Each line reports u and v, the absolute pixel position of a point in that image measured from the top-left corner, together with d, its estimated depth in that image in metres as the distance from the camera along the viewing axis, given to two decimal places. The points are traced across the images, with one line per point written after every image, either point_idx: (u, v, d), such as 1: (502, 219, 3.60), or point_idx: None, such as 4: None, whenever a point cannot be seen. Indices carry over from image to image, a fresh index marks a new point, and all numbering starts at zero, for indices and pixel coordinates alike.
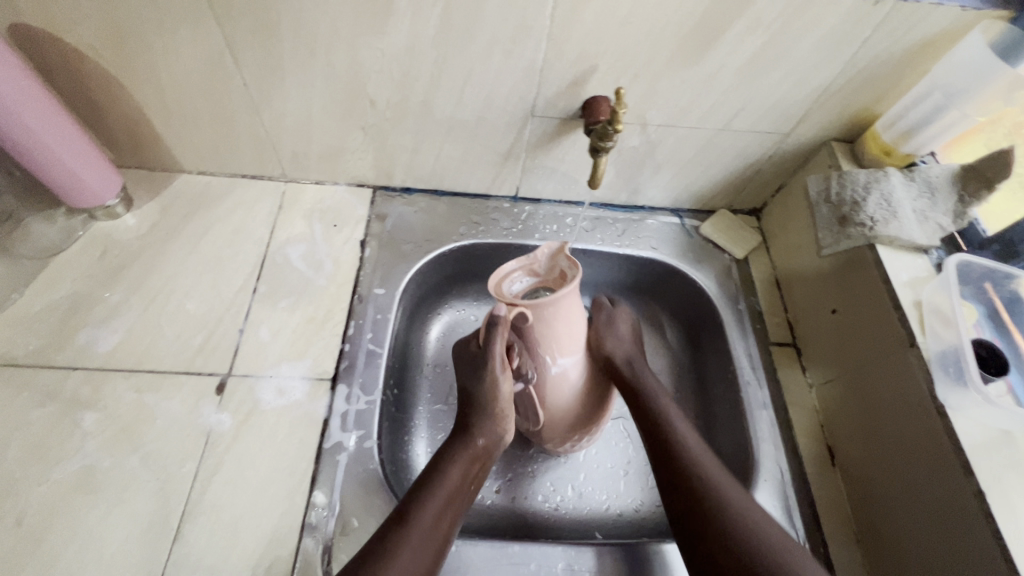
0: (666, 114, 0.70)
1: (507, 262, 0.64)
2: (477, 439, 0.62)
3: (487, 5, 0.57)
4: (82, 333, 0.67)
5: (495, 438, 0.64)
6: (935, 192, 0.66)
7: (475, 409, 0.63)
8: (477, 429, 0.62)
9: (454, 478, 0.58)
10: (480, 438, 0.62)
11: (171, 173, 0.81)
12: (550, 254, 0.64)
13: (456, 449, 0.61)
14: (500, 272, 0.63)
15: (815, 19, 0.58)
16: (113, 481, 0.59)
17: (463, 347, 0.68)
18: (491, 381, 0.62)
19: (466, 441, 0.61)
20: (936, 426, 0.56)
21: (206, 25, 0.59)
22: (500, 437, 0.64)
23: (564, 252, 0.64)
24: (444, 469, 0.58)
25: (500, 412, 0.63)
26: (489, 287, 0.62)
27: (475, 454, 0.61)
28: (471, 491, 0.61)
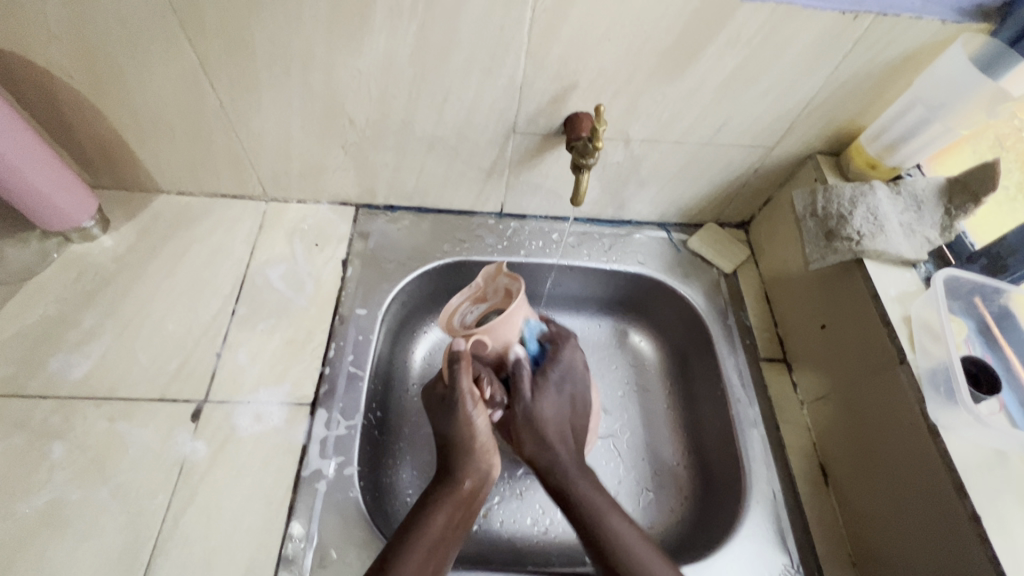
0: (649, 129, 0.69)
1: (453, 297, 0.68)
2: (463, 482, 0.62)
3: (463, 23, 0.56)
4: (54, 359, 0.66)
5: (482, 476, 0.63)
6: (921, 205, 0.66)
7: (456, 451, 0.63)
8: (461, 470, 0.62)
9: (439, 525, 0.57)
10: (466, 480, 0.62)
11: (149, 193, 0.80)
12: (490, 278, 0.69)
13: (442, 493, 0.61)
14: (449, 308, 0.67)
15: (795, 34, 0.58)
16: (82, 514, 0.57)
17: (430, 391, 0.66)
18: (465, 418, 0.62)
19: (451, 485, 0.61)
20: (929, 448, 0.55)
21: (179, 46, 0.58)
22: (487, 472, 0.64)
23: (502, 272, 0.69)
24: (428, 517, 0.58)
25: (482, 448, 0.63)
26: (441, 326, 0.67)
27: (463, 498, 0.61)
28: (459, 535, 0.60)
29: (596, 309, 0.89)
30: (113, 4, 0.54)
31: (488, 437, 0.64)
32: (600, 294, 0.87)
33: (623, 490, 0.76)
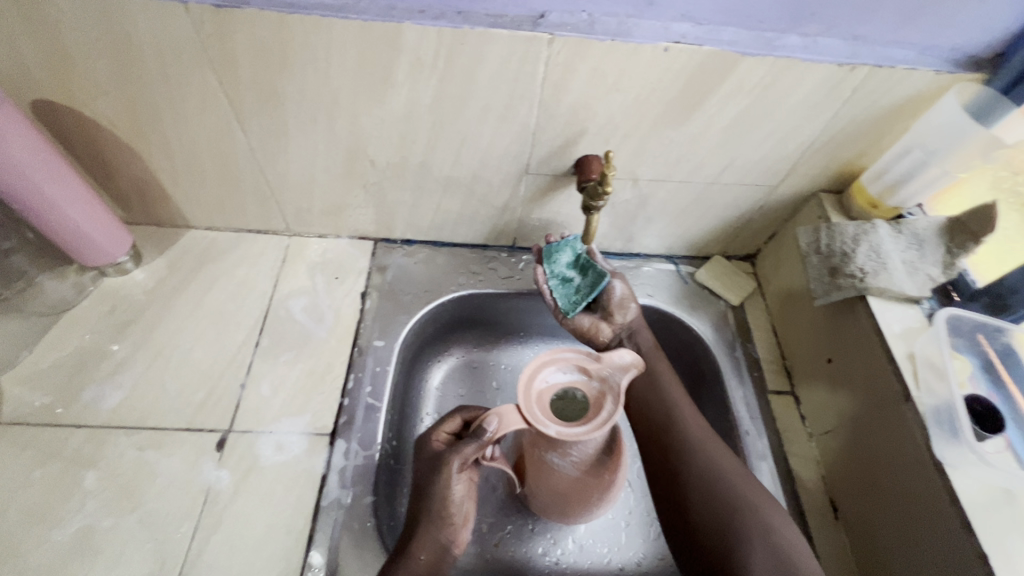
0: (656, 170, 0.72)
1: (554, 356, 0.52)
2: (419, 554, 0.57)
3: (480, 76, 0.60)
4: (88, 389, 0.69)
5: (441, 550, 0.58)
6: (923, 244, 0.67)
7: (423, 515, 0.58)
8: (419, 541, 0.57)
9: None
10: (422, 553, 0.57)
11: (179, 228, 0.84)
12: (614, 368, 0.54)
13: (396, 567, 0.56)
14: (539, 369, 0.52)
15: (795, 84, 0.60)
16: (112, 541, 0.59)
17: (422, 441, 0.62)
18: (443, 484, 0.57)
19: (404, 561, 0.56)
20: (935, 484, 0.56)
21: (215, 97, 0.62)
22: (448, 547, 0.58)
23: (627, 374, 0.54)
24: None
25: (449, 520, 0.58)
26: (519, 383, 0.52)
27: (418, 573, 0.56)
28: None
29: None
30: (158, 61, 0.58)
31: (459, 509, 0.58)
32: None
33: (633, 522, 0.78)
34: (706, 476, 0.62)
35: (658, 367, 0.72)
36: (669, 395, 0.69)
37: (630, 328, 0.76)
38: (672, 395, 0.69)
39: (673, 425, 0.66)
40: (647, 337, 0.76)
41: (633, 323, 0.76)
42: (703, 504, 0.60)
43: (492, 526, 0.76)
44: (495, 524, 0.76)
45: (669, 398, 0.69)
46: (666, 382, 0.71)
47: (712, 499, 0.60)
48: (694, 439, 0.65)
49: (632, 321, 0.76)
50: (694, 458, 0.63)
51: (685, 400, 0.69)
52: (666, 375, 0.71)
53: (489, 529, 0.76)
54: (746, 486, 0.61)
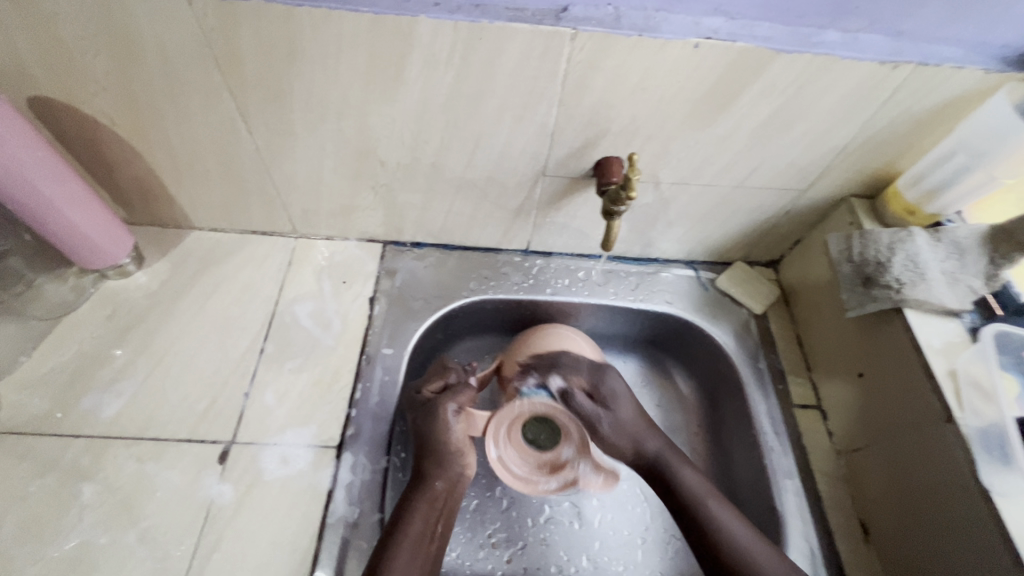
0: (679, 173, 0.69)
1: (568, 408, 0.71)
2: (433, 482, 0.63)
3: (497, 73, 0.57)
4: (87, 397, 0.66)
5: (453, 478, 0.64)
6: (964, 253, 0.63)
7: (428, 453, 0.64)
8: (431, 472, 0.63)
9: (416, 528, 0.59)
10: (436, 481, 0.63)
11: (182, 229, 0.81)
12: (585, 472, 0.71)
13: (413, 496, 0.62)
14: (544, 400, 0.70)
15: (833, 83, 0.57)
16: (108, 559, 0.57)
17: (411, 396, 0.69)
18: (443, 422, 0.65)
19: (421, 487, 0.62)
20: (981, 513, 0.52)
21: (219, 94, 0.60)
22: (461, 473, 0.65)
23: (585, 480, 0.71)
24: (407, 520, 0.59)
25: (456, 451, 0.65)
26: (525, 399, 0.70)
27: (433, 497, 0.62)
28: (441, 533, 0.61)
29: (619, 348, 0.87)
30: (159, 57, 0.56)
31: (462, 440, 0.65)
32: (626, 331, 0.86)
33: (650, 538, 0.75)
34: (713, 539, 0.61)
35: (652, 440, 0.68)
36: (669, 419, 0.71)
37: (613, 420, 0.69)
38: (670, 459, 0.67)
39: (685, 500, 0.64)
40: (635, 420, 0.69)
41: (626, 423, 0.69)
42: (713, 573, 0.60)
43: (504, 542, 0.73)
44: (507, 540, 0.73)
45: (669, 466, 0.66)
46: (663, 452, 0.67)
47: (720, 566, 0.60)
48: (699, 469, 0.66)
49: (625, 422, 0.69)
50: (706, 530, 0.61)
51: (688, 467, 0.66)
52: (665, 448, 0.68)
53: (500, 544, 0.73)
54: (762, 555, 0.59)
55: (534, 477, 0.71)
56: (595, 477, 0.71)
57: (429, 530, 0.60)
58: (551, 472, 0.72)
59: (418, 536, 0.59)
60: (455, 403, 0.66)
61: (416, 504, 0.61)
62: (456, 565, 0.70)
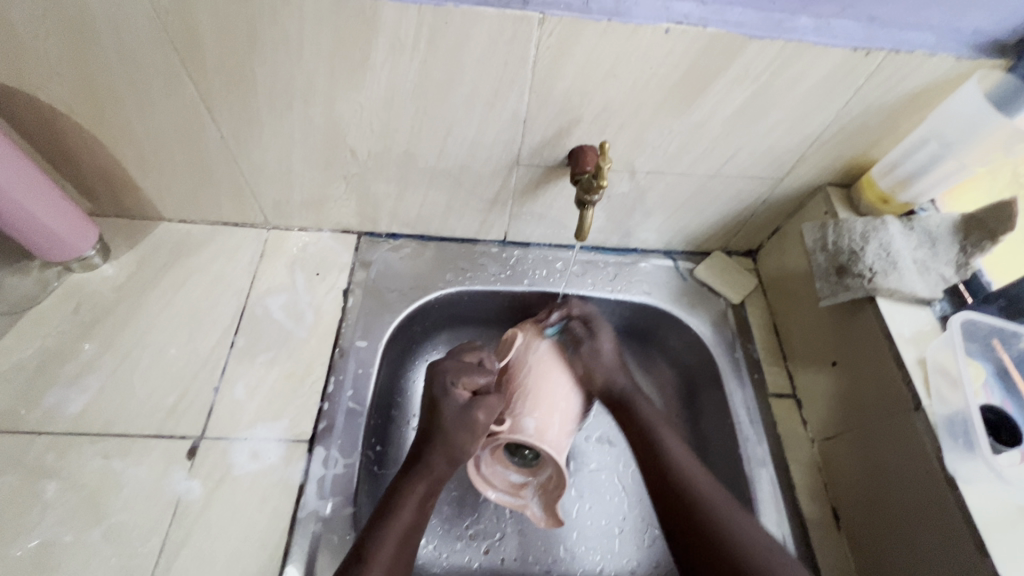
0: (654, 162, 0.68)
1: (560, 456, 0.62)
2: (436, 466, 0.62)
3: (466, 59, 0.55)
4: (51, 393, 0.65)
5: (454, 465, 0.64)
6: (936, 242, 0.64)
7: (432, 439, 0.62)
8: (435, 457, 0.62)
9: (409, 516, 0.59)
10: (439, 465, 0.62)
11: (150, 221, 0.79)
12: (535, 507, 0.66)
13: (413, 481, 0.61)
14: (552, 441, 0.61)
15: (806, 70, 0.56)
16: (72, 557, 0.56)
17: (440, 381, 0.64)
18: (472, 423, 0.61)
19: (422, 470, 0.62)
20: (947, 500, 0.53)
21: (180, 80, 0.58)
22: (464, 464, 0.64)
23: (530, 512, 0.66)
24: (401, 504, 0.59)
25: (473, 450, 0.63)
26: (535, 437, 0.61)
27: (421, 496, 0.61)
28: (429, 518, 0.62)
29: None
30: (116, 41, 0.54)
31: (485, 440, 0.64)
32: None
33: (626, 527, 0.75)
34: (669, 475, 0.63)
35: (621, 376, 0.70)
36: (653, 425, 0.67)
37: (593, 350, 0.70)
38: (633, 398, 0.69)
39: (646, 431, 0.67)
40: (612, 357, 0.71)
41: (603, 359, 0.70)
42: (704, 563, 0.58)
43: (480, 533, 0.73)
44: (484, 531, 0.73)
45: (634, 403, 0.69)
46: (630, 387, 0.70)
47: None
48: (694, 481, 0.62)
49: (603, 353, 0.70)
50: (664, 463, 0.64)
51: (648, 405, 0.69)
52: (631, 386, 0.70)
53: (477, 536, 0.73)
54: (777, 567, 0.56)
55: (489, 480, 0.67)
56: (537, 504, 0.66)
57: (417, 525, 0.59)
58: (511, 484, 0.67)
59: (409, 528, 0.58)
60: (486, 410, 0.61)
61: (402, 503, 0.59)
62: (433, 557, 0.70)
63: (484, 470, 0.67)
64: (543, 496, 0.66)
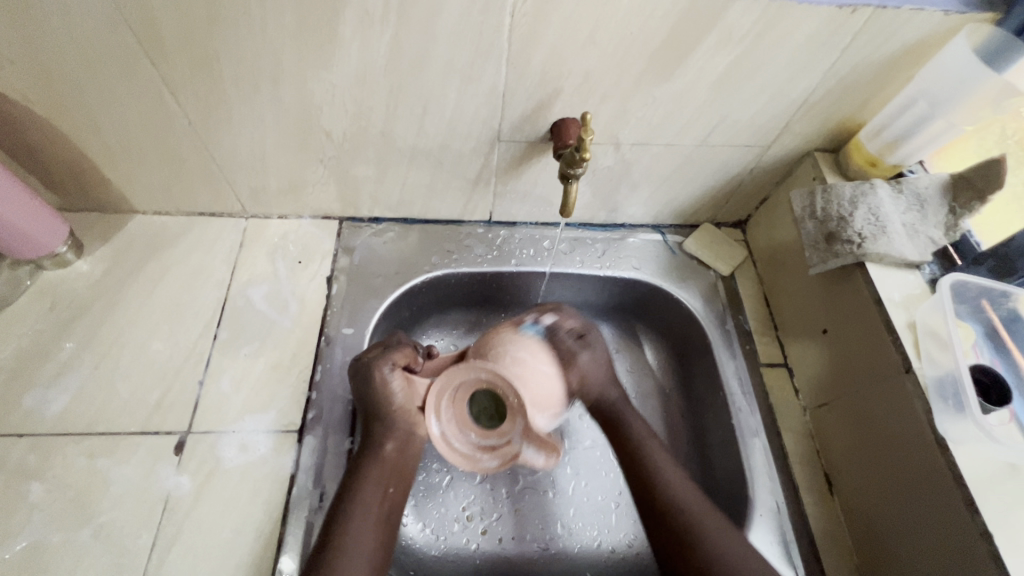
0: (639, 133, 0.66)
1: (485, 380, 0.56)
2: (385, 444, 0.59)
3: (439, 31, 0.53)
4: (30, 395, 0.63)
5: (406, 436, 0.60)
6: (924, 205, 0.63)
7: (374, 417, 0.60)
8: (381, 434, 0.60)
9: (374, 495, 0.56)
10: (388, 442, 0.59)
11: (123, 214, 0.76)
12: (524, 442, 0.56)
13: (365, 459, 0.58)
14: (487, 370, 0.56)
15: (791, 29, 0.54)
16: (62, 558, 0.55)
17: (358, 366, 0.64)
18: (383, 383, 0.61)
19: (371, 450, 0.59)
20: (937, 461, 0.53)
21: (140, 63, 0.55)
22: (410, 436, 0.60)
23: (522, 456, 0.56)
24: (358, 482, 0.56)
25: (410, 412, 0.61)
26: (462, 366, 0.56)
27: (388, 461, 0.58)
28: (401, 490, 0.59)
29: (589, 316, 0.86)
30: (64, 22, 0.51)
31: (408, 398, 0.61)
32: (595, 299, 0.84)
33: (623, 502, 0.75)
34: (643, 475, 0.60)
35: (613, 388, 0.67)
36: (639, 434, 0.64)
37: (583, 368, 0.65)
38: (622, 407, 0.66)
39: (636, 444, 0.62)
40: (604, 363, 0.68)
41: (600, 360, 0.67)
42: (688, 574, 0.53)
43: (478, 514, 0.73)
44: (481, 512, 0.73)
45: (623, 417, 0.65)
46: (614, 394, 0.67)
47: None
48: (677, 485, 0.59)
49: (599, 361, 0.67)
50: (643, 473, 0.60)
51: (641, 419, 0.65)
52: (617, 394, 0.67)
53: (474, 517, 0.73)
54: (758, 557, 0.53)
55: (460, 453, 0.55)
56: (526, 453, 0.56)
57: (384, 494, 0.57)
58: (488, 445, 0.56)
59: (375, 505, 0.55)
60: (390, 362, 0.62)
61: (370, 469, 0.57)
62: (431, 540, 0.70)
63: (455, 441, 0.55)
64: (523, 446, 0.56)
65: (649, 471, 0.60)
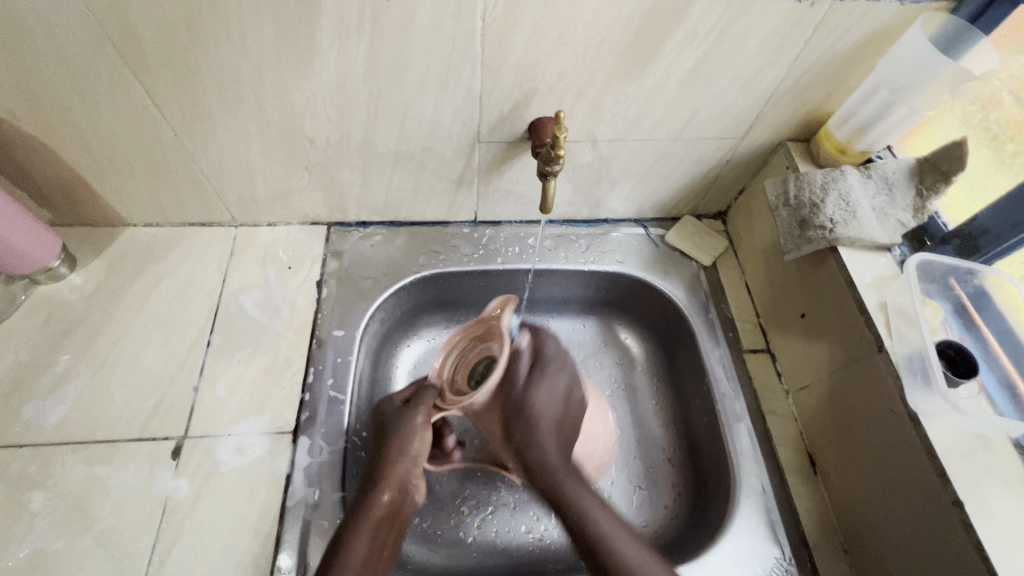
0: (614, 130, 0.68)
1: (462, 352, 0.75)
2: (381, 496, 0.58)
3: (413, 38, 0.55)
4: (28, 407, 0.64)
5: (400, 491, 0.60)
6: (892, 188, 0.65)
7: (377, 462, 0.61)
8: (380, 484, 0.59)
9: (360, 549, 0.53)
10: (383, 493, 0.59)
11: (115, 227, 0.78)
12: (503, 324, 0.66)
13: (356, 513, 0.56)
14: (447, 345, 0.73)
15: (753, 25, 0.56)
16: (65, 563, 0.56)
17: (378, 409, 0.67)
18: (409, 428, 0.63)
19: (367, 501, 0.57)
20: (911, 436, 0.55)
21: (124, 79, 0.57)
22: (408, 487, 0.61)
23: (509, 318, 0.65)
24: (353, 533, 0.54)
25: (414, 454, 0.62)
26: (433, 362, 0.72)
27: (379, 516, 0.57)
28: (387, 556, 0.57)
29: (577, 311, 0.88)
30: (50, 43, 0.52)
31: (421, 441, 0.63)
32: (582, 294, 0.86)
33: (615, 491, 0.75)
34: (565, 510, 0.58)
35: (555, 435, 0.62)
36: (579, 496, 0.59)
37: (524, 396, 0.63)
38: (559, 476, 0.60)
39: (565, 506, 0.58)
40: (551, 399, 0.64)
41: (541, 405, 0.63)
42: None
43: (473, 508, 0.75)
44: (476, 506, 0.75)
45: (564, 482, 0.60)
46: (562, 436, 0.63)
47: None
48: (607, 530, 0.56)
49: (552, 401, 0.63)
50: (579, 530, 0.57)
51: (581, 486, 0.60)
52: (556, 459, 0.61)
53: (470, 511, 0.74)
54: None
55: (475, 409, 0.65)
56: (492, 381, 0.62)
57: (377, 551, 0.55)
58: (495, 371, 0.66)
59: (364, 560, 0.53)
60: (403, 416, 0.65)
61: (359, 522, 0.55)
62: (427, 535, 0.72)
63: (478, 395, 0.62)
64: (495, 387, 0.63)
65: (581, 518, 0.57)
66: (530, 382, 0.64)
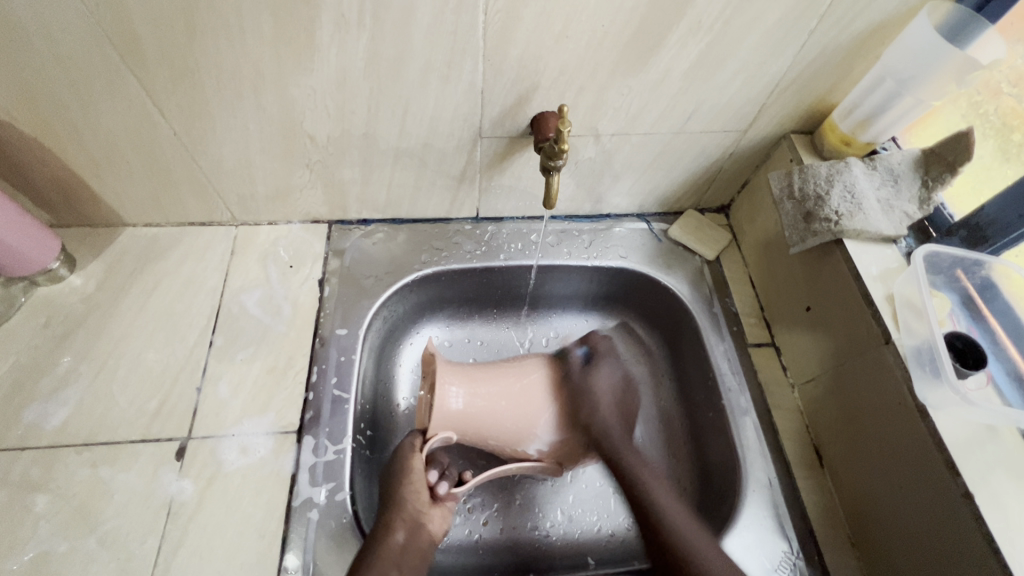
0: (617, 123, 0.68)
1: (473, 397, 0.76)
2: (396, 532, 0.58)
3: (414, 32, 0.54)
4: (30, 409, 0.64)
5: (414, 522, 0.60)
6: (898, 179, 0.64)
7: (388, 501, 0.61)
8: (393, 521, 0.59)
9: None
10: (397, 530, 0.58)
11: (114, 228, 0.77)
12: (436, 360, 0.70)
13: (370, 548, 0.56)
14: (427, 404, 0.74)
15: (757, 16, 0.56)
16: (69, 566, 0.56)
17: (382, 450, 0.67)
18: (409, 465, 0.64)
19: (381, 537, 0.57)
20: (919, 428, 0.55)
21: (122, 77, 0.56)
22: (422, 519, 0.61)
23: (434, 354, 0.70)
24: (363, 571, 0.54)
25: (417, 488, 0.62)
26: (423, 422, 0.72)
27: (395, 552, 0.57)
28: None
29: (580, 307, 0.87)
30: (47, 42, 0.51)
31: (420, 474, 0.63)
32: (586, 290, 0.85)
33: (621, 488, 0.77)
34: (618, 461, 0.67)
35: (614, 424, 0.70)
36: (641, 474, 0.65)
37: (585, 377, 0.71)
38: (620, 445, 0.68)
39: (636, 486, 0.64)
40: (609, 387, 0.72)
41: (601, 391, 0.71)
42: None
43: (478, 505, 0.74)
44: (482, 503, 0.75)
45: (623, 458, 0.67)
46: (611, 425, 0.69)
47: None
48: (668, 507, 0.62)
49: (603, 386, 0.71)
50: (646, 504, 0.63)
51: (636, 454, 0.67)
52: (618, 433, 0.69)
53: (476, 508, 0.74)
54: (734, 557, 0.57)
55: (466, 432, 0.68)
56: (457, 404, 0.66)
57: None
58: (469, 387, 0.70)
59: None
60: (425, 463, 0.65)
61: (372, 557, 0.55)
62: None
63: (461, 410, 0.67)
64: (463, 410, 0.67)
65: (646, 495, 0.63)
66: (588, 370, 0.72)
